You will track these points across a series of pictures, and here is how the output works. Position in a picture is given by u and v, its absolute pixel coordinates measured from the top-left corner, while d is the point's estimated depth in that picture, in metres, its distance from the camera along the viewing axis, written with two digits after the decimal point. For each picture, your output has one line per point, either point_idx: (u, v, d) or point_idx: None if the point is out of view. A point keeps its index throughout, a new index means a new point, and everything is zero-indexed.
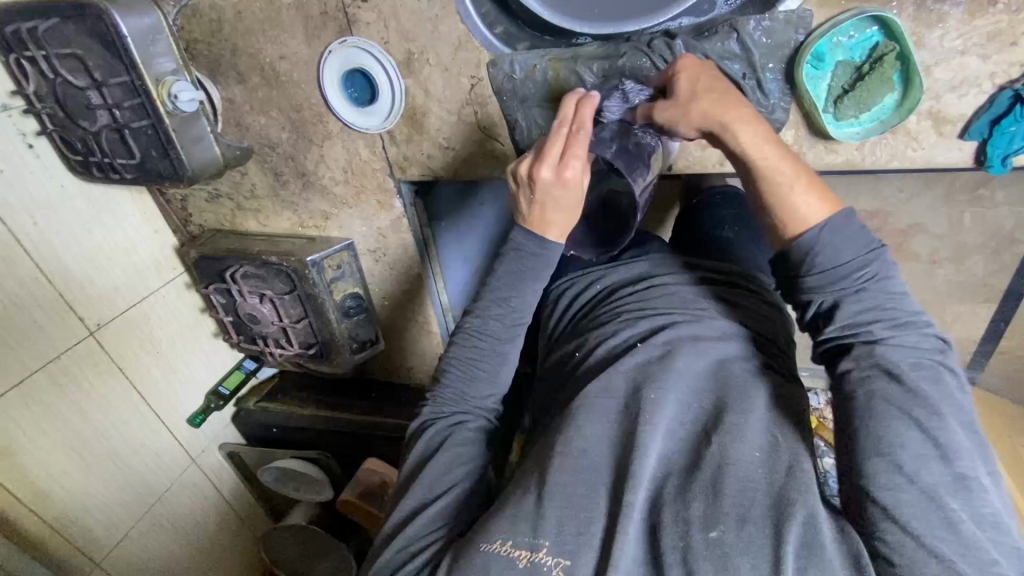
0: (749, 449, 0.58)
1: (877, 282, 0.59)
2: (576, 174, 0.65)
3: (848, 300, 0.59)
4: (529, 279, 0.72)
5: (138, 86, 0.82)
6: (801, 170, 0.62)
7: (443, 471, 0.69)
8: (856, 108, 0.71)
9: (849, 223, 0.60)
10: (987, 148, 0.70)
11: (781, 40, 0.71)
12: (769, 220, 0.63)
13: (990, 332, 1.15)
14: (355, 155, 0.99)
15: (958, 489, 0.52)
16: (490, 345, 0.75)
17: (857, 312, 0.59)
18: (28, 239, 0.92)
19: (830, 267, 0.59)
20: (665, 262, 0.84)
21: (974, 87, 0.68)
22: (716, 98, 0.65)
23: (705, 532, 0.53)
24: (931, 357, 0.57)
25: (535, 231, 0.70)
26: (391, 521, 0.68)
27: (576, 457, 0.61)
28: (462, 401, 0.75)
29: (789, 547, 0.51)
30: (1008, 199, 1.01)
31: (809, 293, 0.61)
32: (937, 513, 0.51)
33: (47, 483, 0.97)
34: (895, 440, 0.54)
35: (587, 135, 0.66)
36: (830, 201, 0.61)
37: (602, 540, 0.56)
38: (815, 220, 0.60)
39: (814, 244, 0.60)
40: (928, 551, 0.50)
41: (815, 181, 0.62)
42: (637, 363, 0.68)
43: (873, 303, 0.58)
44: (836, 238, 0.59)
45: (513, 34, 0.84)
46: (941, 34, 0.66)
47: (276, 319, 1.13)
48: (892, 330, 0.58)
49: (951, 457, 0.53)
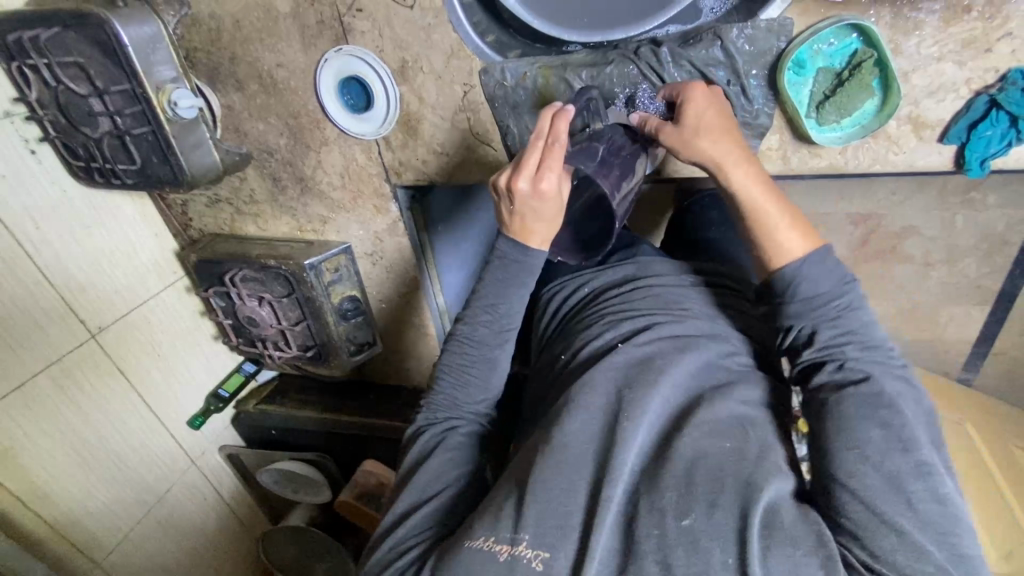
0: (717, 442, 0.60)
1: (851, 311, 0.64)
2: (552, 185, 0.65)
3: (824, 325, 0.64)
4: (516, 286, 0.73)
5: (139, 94, 0.85)
6: (785, 208, 0.68)
7: (434, 473, 0.71)
8: (837, 113, 0.73)
9: (827, 257, 0.65)
10: (965, 152, 0.72)
11: (763, 47, 0.73)
12: (756, 251, 0.69)
13: (985, 334, 1.19)
14: (352, 160, 1.01)
15: (919, 473, 0.53)
16: (479, 351, 0.76)
17: (833, 336, 0.63)
18: (30, 242, 0.93)
19: (809, 295, 0.64)
20: (651, 265, 0.86)
21: (951, 93, 0.69)
22: (718, 136, 0.69)
23: (678, 520, 0.54)
24: (898, 372, 0.61)
25: (515, 239, 0.71)
26: (383, 524, 0.70)
27: (559, 453, 0.62)
28: (455, 407, 0.78)
29: (753, 530, 0.53)
30: (998, 202, 1.03)
31: (790, 320, 0.66)
32: (898, 494, 0.53)
33: (48, 484, 0.99)
34: (859, 434, 0.56)
35: (562, 147, 0.65)
36: (810, 236, 0.67)
37: (580, 531, 0.57)
38: (796, 254, 0.66)
39: (797, 273, 0.65)
40: (890, 527, 0.52)
41: (798, 220, 0.67)
42: (620, 363, 0.69)
43: (847, 328, 0.63)
44: (815, 271, 0.64)
45: (505, 42, 0.87)
46: (918, 41, 0.68)
47: (275, 322, 1.15)
48: (863, 350, 0.62)
49: (912, 444, 0.54)
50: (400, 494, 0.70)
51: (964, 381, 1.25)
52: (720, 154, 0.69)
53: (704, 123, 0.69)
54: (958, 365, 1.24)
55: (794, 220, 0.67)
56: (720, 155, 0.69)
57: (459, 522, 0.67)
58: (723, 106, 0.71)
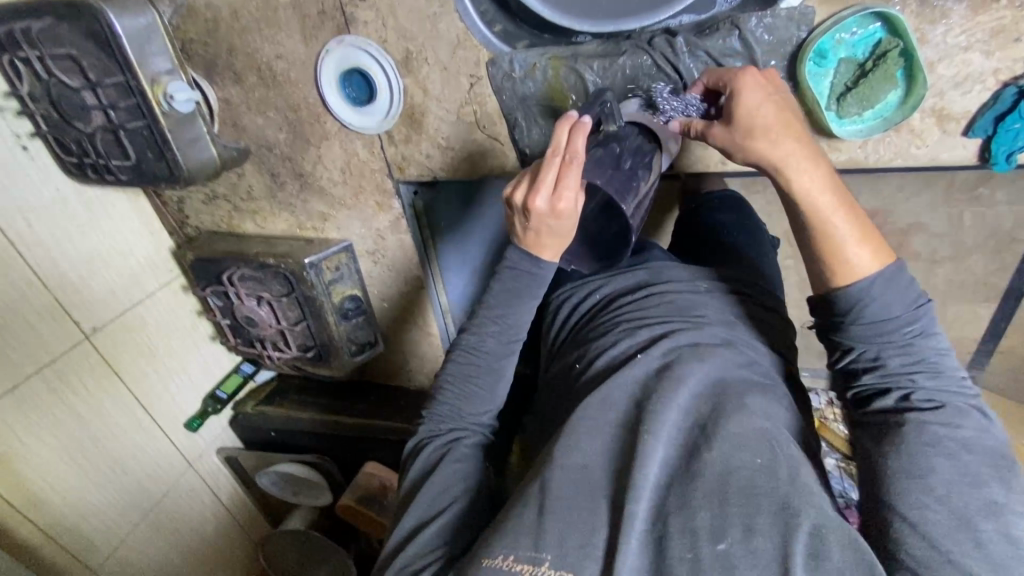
0: (747, 457, 0.57)
1: (922, 337, 0.60)
2: (570, 205, 0.62)
3: (893, 351, 0.60)
4: (523, 296, 0.71)
5: (134, 86, 0.81)
6: (852, 216, 0.60)
7: (440, 488, 0.68)
8: (859, 105, 0.71)
9: (899, 276, 0.59)
10: (992, 145, 0.69)
11: (783, 36, 0.70)
12: (817, 264, 0.62)
13: (992, 332, 1.15)
14: (353, 155, 0.98)
15: (991, 511, 0.51)
16: (486, 362, 0.74)
17: (903, 363, 0.59)
18: (21, 241, 0.90)
19: (877, 319, 0.59)
20: (665, 269, 0.83)
21: (978, 83, 0.67)
22: (777, 133, 0.62)
23: (714, 544, 0.52)
24: (972, 401, 0.58)
25: (529, 252, 0.69)
26: (391, 541, 0.67)
27: (576, 470, 0.60)
28: (458, 418, 0.75)
29: (798, 557, 0.50)
30: (1007, 198, 0.98)
31: (852, 340, 0.61)
32: (966, 531, 0.51)
33: (42, 490, 0.96)
34: (924, 464, 0.54)
35: (579, 165, 0.61)
36: (882, 253, 0.60)
37: (605, 551, 0.55)
38: (866, 271, 0.59)
39: (864, 296, 0.59)
40: (955, 568, 0.50)
41: (868, 231, 0.60)
42: (637, 374, 0.67)
43: (919, 357, 0.59)
44: (886, 290, 0.59)
45: (512, 32, 0.82)
46: (945, 30, 0.65)
47: (274, 322, 1.12)
48: (935, 381, 0.58)
49: (980, 479, 0.53)
50: (407, 510, 0.68)
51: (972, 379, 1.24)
52: (782, 155, 0.62)
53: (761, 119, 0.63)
54: (964, 364, 1.22)
55: (863, 234, 0.60)
56: (782, 156, 0.62)
57: (470, 543, 0.64)
58: (784, 96, 0.65)
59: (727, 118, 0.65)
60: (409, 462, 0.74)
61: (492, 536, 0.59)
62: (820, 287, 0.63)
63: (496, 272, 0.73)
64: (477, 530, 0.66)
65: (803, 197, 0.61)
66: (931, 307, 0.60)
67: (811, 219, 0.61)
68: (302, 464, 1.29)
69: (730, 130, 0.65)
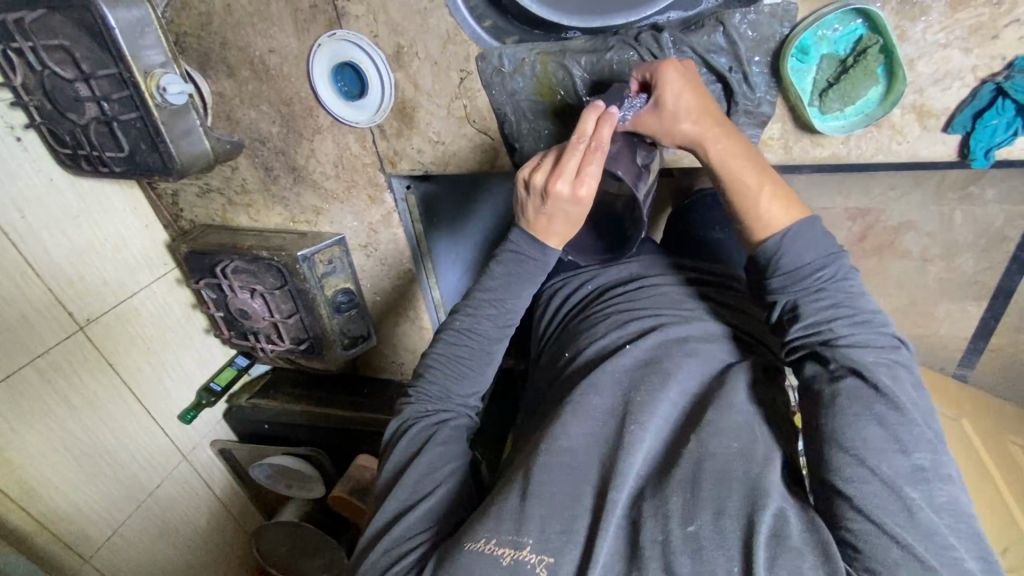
0: (728, 442, 0.59)
1: (834, 282, 0.62)
2: (590, 192, 0.65)
3: (809, 298, 0.62)
4: (524, 281, 0.73)
5: (127, 78, 0.82)
6: (768, 180, 0.66)
7: (428, 470, 0.69)
8: (841, 101, 0.72)
9: (811, 228, 0.63)
10: (970, 141, 0.70)
11: (767, 33, 0.72)
12: (742, 226, 0.67)
13: (980, 330, 1.17)
14: (346, 149, 0.99)
15: (918, 478, 0.52)
16: (480, 344, 0.76)
17: (821, 310, 0.61)
18: (14, 231, 0.91)
19: (792, 268, 0.62)
20: (655, 264, 0.86)
21: (957, 80, 0.68)
22: (695, 114, 0.68)
23: (684, 526, 0.53)
24: (889, 355, 0.59)
25: (537, 237, 0.71)
26: (375, 525, 0.68)
27: (562, 456, 0.61)
28: (447, 399, 0.76)
29: (761, 536, 0.51)
30: (997, 198, 1.01)
31: (774, 293, 0.64)
32: (898, 501, 0.51)
33: (36, 479, 0.97)
34: (855, 434, 0.54)
35: (603, 153, 0.64)
36: (794, 207, 0.65)
37: (586, 537, 0.56)
38: (781, 225, 0.64)
39: (778, 247, 0.63)
40: (891, 539, 0.50)
41: (785, 190, 0.65)
42: (623, 365, 0.69)
43: (833, 302, 0.61)
44: (798, 241, 0.62)
45: (502, 27, 0.84)
46: (924, 27, 0.66)
47: (267, 315, 1.13)
48: (853, 327, 0.60)
49: (909, 447, 0.53)
50: (392, 494, 0.68)
51: (960, 377, 1.25)
52: (704, 135, 0.68)
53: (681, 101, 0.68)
54: (952, 362, 1.24)
55: (777, 190, 0.65)
56: (704, 137, 0.68)
57: (457, 524, 0.66)
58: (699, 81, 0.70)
59: (652, 105, 0.70)
60: (391, 445, 0.74)
61: (475, 522, 0.59)
62: (747, 246, 0.67)
63: (496, 255, 0.74)
64: (463, 513, 0.68)
65: (721, 167, 0.67)
66: (847, 258, 0.63)
67: (731, 190, 0.67)
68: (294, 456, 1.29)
69: (654, 109, 0.69)
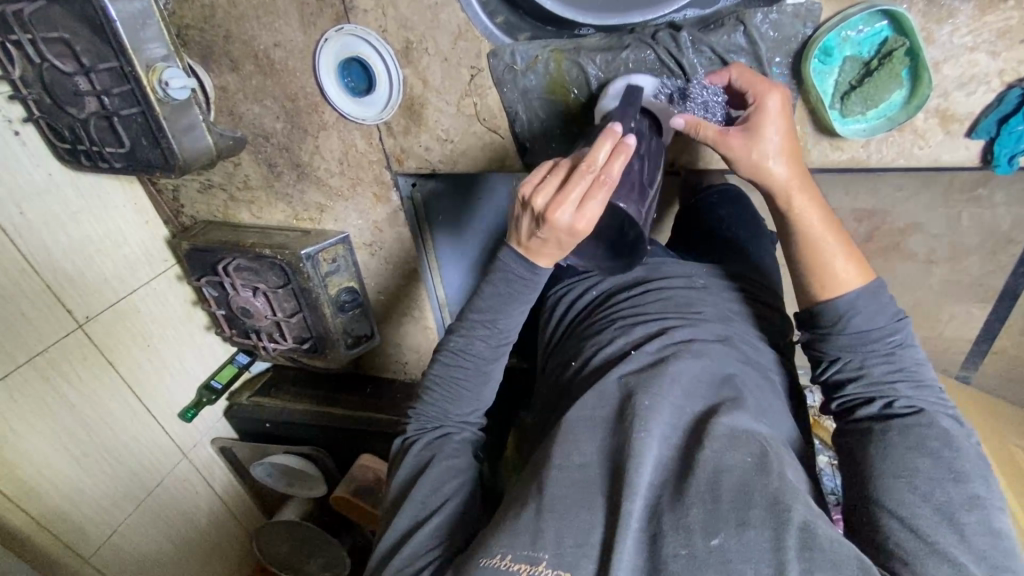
0: (738, 456, 0.57)
1: (902, 348, 0.66)
2: (589, 226, 0.59)
3: (879, 360, 0.65)
4: (516, 301, 0.70)
5: (128, 72, 0.79)
6: (839, 238, 0.67)
7: (434, 487, 0.69)
8: (864, 104, 0.70)
9: (880, 293, 0.66)
10: (994, 147, 0.69)
11: (788, 34, 0.70)
12: (805, 279, 0.68)
13: (986, 333, 1.16)
14: (351, 146, 0.97)
15: (975, 505, 0.56)
16: (474, 365, 0.74)
17: (886, 372, 0.65)
18: (12, 228, 0.89)
19: (862, 330, 0.66)
20: (662, 266, 0.83)
21: (983, 84, 0.66)
22: (784, 156, 0.66)
23: (708, 539, 0.52)
24: (948, 411, 0.63)
25: (524, 254, 0.67)
26: (385, 542, 0.67)
27: (572, 470, 0.60)
28: (445, 418, 0.77)
29: (790, 551, 0.50)
30: (1006, 200, 0.98)
31: (839, 351, 0.67)
32: (950, 524, 0.55)
33: (35, 478, 0.95)
34: (906, 466, 0.59)
35: (611, 187, 0.58)
36: (864, 268, 0.67)
37: (601, 550, 0.54)
38: (852, 287, 0.66)
39: (849, 310, 0.66)
40: (940, 555, 0.53)
41: (854, 252, 0.67)
42: (630, 372, 0.67)
43: (901, 366, 0.65)
44: (870, 306, 0.65)
45: (514, 23, 0.82)
46: (952, 30, 0.64)
47: (270, 314, 1.11)
48: (916, 389, 0.64)
49: (963, 477, 0.57)
50: (399, 511, 0.68)
51: (964, 380, 1.24)
52: (787, 179, 0.66)
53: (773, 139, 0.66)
54: (956, 364, 1.23)
55: (849, 253, 0.67)
56: (785, 182, 0.66)
57: (467, 540, 0.65)
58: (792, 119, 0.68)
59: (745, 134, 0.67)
60: (397, 461, 0.76)
61: (489, 538, 0.58)
62: (806, 299, 0.69)
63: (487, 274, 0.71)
64: (470, 527, 0.66)
65: (799, 219, 0.67)
66: (909, 325, 0.67)
67: (808, 241, 0.67)
68: (296, 455, 1.28)
69: (744, 141, 0.66)
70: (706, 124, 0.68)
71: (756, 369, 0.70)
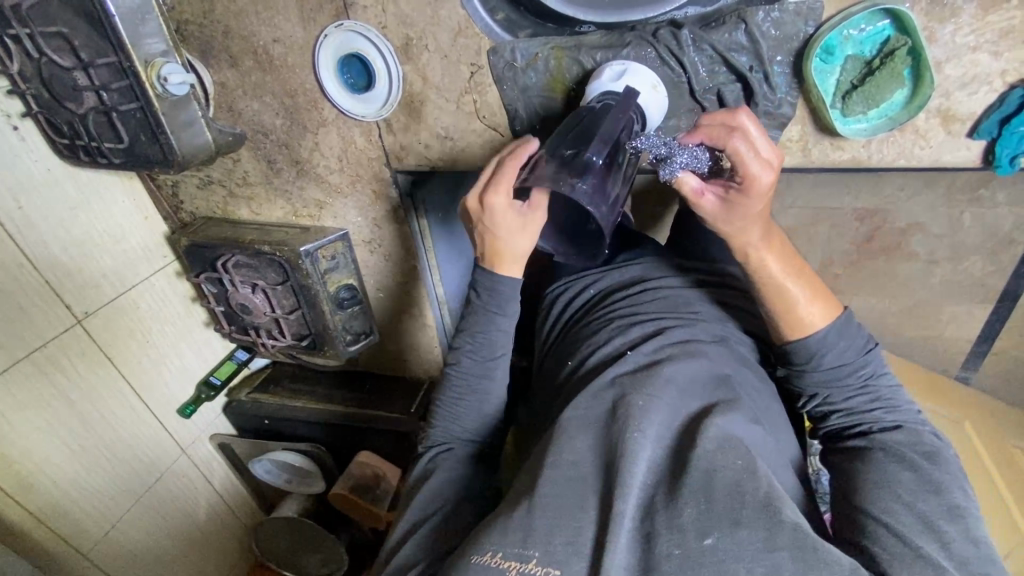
0: (728, 458, 0.56)
1: (874, 378, 0.68)
2: (500, 202, 0.67)
3: (853, 391, 0.68)
4: (489, 311, 0.75)
5: (127, 67, 0.79)
6: (804, 280, 0.67)
7: (429, 497, 0.71)
8: (865, 103, 0.70)
9: (849, 326, 0.67)
10: (996, 148, 0.69)
11: (789, 32, 0.70)
12: (774, 322, 0.68)
13: (986, 333, 1.15)
14: (351, 143, 0.97)
15: (953, 515, 0.56)
16: (467, 381, 0.78)
17: (863, 403, 0.68)
18: (11, 223, 0.89)
19: (834, 365, 0.67)
20: (658, 266, 0.84)
21: (985, 84, 0.66)
22: (750, 223, 0.65)
23: (701, 539, 0.51)
24: (928, 428, 0.66)
25: (488, 261, 0.73)
26: (386, 549, 0.69)
27: (565, 469, 0.59)
28: (449, 437, 0.80)
29: (783, 552, 0.50)
30: (1008, 200, 0.98)
31: (816, 387, 0.69)
32: (932, 533, 0.55)
33: (35, 474, 0.95)
34: (890, 475, 0.60)
35: (514, 166, 0.67)
36: (830, 307, 0.67)
37: (594, 549, 0.54)
38: (818, 329, 0.66)
39: (822, 347, 0.66)
40: (926, 560, 0.53)
41: (821, 292, 0.67)
42: (626, 371, 0.67)
43: (875, 396, 0.68)
44: (839, 342, 0.66)
45: (515, 20, 0.80)
46: (954, 29, 0.64)
47: (268, 310, 1.11)
48: (891, 414, 0.67)
49: (943, 488, 0.58)
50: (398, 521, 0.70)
51: (964, 380, 1.23)
52: (754, 239, 0.65)
53: (744, 209, 0.64)
54: (956, 364, 1.22)
55: (817, 294, 0.67)
56: (753, 241, 0.65)
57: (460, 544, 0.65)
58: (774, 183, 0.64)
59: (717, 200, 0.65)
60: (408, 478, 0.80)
61: (483, 537, 0.58)
62: (778, 338, 0.69)
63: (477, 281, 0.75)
64: (471, 522, 0.67)
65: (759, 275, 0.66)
66: (878, 351, 0.69)
67: (774, 294, 0.66)
68: (295, 452, 1.29)
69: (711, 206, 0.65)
70: (687, 181, 0.65)
71: (753, 371, 0.70)
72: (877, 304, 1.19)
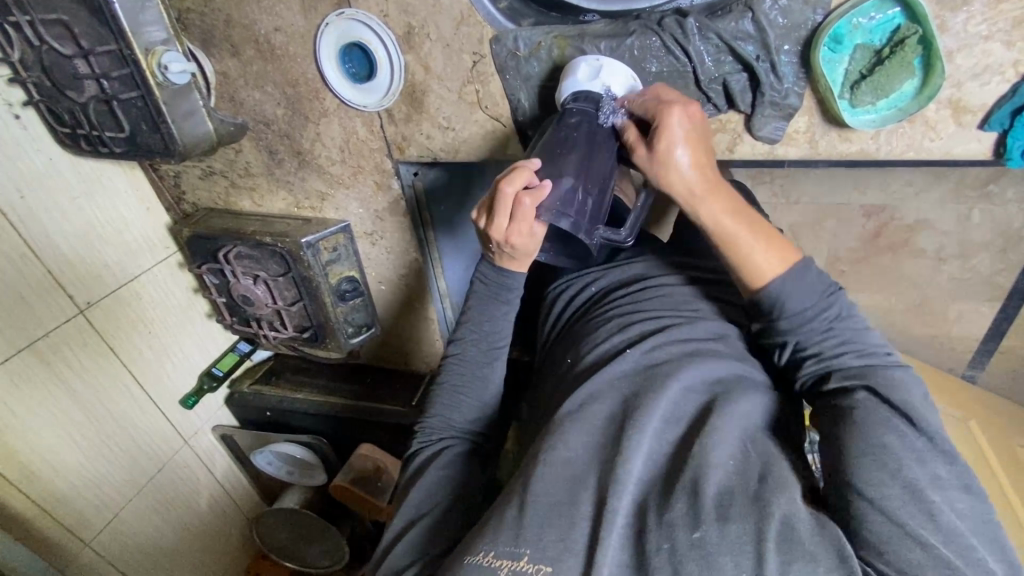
0: (725, 455, 0.56)
1: (839, 320, 0.66)
2: (521, 243, 0.67)
3: (822, 336, 0.65)
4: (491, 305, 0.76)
5: (127, 56, 0.79)
6: (756, 226, 0.66)
7: (426, 493, 0.70)
8: (874, 94, 0.69)
9: (804, 269, 0.65)
10: (1007, 140, 0.67)
11: (797, 20, 0.69)
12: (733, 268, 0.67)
13: (995, 331, 1.13)
14: (352, 134, 0.96)
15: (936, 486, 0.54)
16: (469, 369, 0.79)
17: (832, 348, 0.65)
18: (13, 212, 0.89)
19: (798, 310, 0.65)
20: (660, 263, 0.83)
21: (997, 75, 0.64)
22: (695, 167, 0.65)
23: (691, 532, 0.50)
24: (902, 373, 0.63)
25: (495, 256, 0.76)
26: (382, 545, 0.68)
27: (558, 465, 0.58)
28: (447, 429, 0.78)
29: (770, 543, 0.49)
30: (1019, 197, 0.97)
31: (784, 335, 0.67)
32: (918, 508, 0.54)
33: (40, 464, 0.96)
34: None
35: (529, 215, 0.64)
36: (788, 255, 0.66)
37: (584, 545, 0.53)
38: (771, 272, 0.65)
39: (782, 290, 0.65)
40: (916, 546, 0.52)
41: (773, 238, 0.66)
42: (625, 370, 0.66)
43: (842, 340, 0.65)
44: (795, 283, 0.65)
45: (518, 9, 0.81)
46: (966, 17, 0.63)
47: (271, 302, 1.10)
48: (862, 358, 0.64)
49: (928, 465, 0.56)
50: (395, 517, 0.70)
51: (970, 380, 1.22)
52: (693, 188, 0.65)
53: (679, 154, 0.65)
54: (963, 363, 1.20)
55: (769, 240, 0.66)
56: (697, 184, 0.65)
57: (455, 542, 0.65)
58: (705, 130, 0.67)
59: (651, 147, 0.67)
60: (404, 467, 0.79)
61: (476, 533, 0.57)
62: (744, 291, 0.68)
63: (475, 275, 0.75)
64: (460, 529, 0.66)
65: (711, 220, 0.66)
66: (841, 295, 0.67)
67: (723, 242, 0.66)
68: (297, 444, 1.29)
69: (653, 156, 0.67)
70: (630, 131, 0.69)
71: (755, 366, 0.69)
72: (885, 300, 1.17)
